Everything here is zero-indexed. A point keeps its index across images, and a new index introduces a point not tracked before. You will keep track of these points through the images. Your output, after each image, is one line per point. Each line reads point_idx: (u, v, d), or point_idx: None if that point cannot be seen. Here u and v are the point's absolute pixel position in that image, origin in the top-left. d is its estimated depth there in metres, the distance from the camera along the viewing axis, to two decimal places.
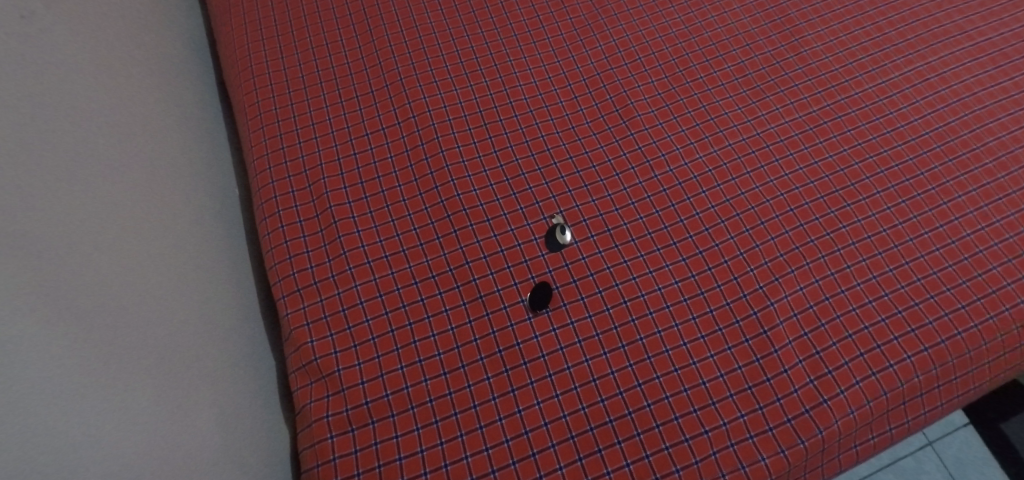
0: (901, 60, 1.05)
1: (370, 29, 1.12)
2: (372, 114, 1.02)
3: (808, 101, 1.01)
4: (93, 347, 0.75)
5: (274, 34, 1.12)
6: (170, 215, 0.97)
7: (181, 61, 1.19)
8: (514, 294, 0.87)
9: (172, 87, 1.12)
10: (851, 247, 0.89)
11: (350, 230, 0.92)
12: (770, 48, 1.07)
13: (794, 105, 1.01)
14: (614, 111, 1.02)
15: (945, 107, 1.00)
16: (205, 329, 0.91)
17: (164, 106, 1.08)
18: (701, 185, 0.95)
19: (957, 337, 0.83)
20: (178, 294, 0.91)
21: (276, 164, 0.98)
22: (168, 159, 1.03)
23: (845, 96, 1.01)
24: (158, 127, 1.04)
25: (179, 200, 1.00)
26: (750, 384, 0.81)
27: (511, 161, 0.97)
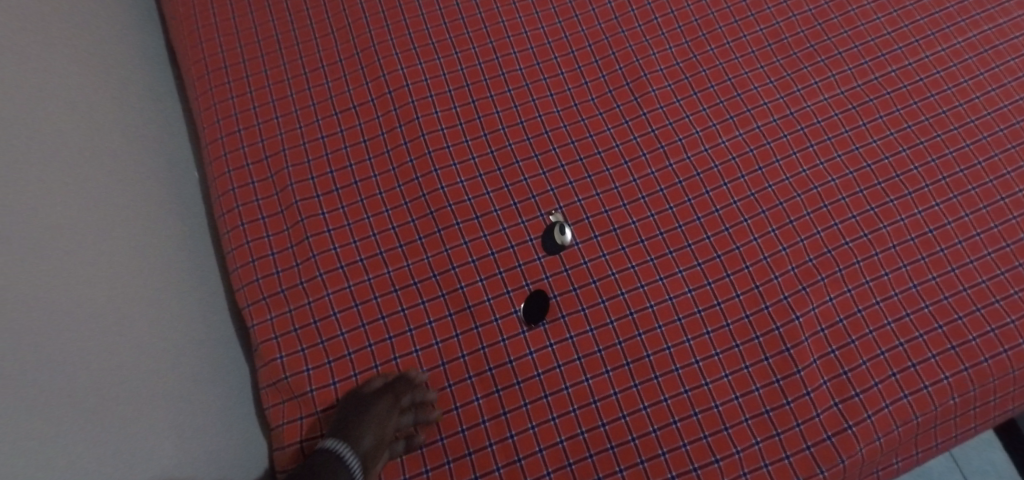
0: (966, 23, 0.90)
1: None
2: (341, 88, 0.89)
3: (853, 72, 0.88)
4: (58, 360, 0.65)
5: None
6: (134, 197, 0.85)
7: (124, 6, 1.02)
8: (507, 304, 0.77)
9: (114, 39, 0.96)
10: (891, 250, 0.78)
11: (320, 230, 0.80)
12: (811, 6, 0.93)
13: (836, 77, 0.88)
14: (623, 85, 0.89)
15: (1013, 81, 0.86)
16: (180, 330, 0.82)
17: (109, 63, 0.92)
18: (722, 176, 0.83)
19: (1002, 355, 0.73)
20: (151, 288, 0.80)
21: (233, 149, 0.85)
22: (125, 130, 0.88)
23: (897, 67, 0.88)
24: (110, 94, 0.89)
25: (141, 176, 0.88)
26: (767, 408, 0.73)
27: (503, 146, 0.85)
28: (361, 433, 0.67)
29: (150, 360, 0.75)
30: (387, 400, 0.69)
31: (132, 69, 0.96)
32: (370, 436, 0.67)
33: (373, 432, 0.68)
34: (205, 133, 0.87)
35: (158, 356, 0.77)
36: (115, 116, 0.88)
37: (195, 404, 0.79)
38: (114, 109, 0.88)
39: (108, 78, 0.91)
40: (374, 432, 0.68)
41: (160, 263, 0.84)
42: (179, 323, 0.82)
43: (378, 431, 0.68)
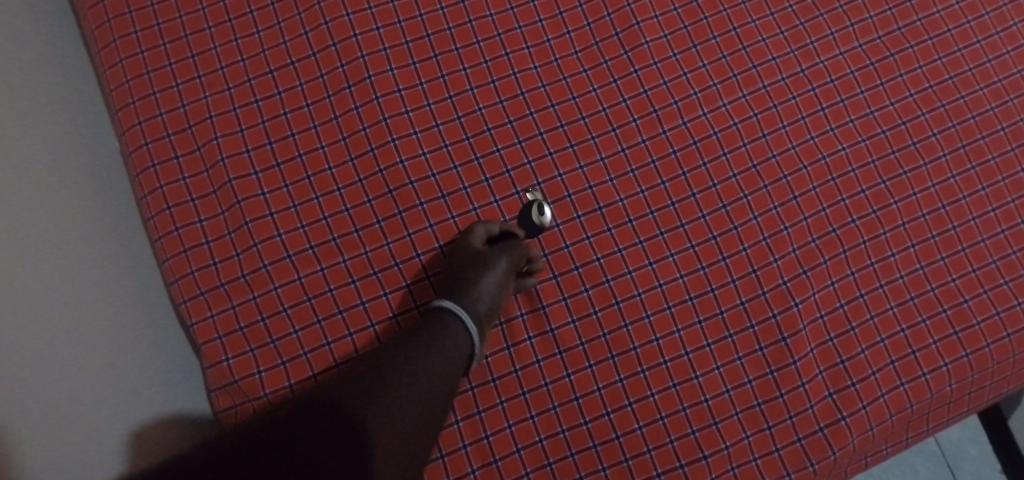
0: None
1: None
2: (274, 39, 0.73)
3: (874, 21, 0.77)
4: None
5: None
6: None
7: None
8: (513, 307, 0.70)
9: None
10: (900, 229, 0.72)
11: (260, 213, 0.69)
12: None
13: (855, 28, 0.77)
14: (611, 35, 0.76)
15: None
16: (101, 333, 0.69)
17: None
18: (721, 145, 0.73)
19: (1005, 340, 0.69)
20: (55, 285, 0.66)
21: (149, 117, 0.70)
22: None
23: (923, 16, 0.77)
24: None
25: None
26: (760, 401, 0.68)
27: (471, 111, 0.73)
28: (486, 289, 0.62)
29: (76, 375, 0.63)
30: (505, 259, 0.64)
31: None
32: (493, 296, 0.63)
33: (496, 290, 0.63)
34: (111, 95, 0.71)
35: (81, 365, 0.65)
36: None
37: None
38: None
39: None
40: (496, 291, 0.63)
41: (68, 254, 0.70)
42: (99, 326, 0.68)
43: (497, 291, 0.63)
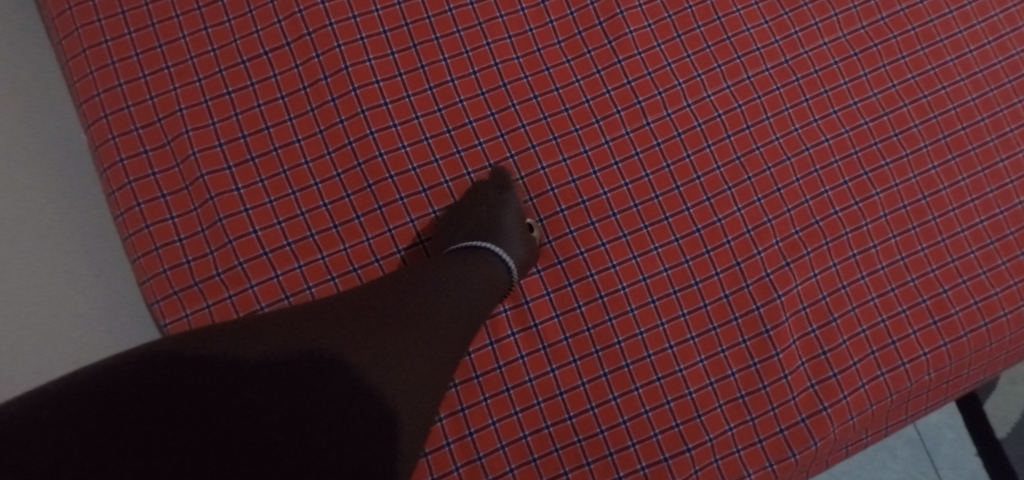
0: None
1: None
2: (247, 28, 0.70)
3: (857, 11, 0.76)
4: None
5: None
6: None
7: None
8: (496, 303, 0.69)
9: None
10: (881, 220, 0.72)
11: (235, 209, 0.66)
12: None
13: (838, 17, 0.76)
14: (594, 25, 0.74)
15: None
16: None
17: None
18: (706, 136, 0.72)
19: (982, 328, 0.70)
20: None
21: (114, 109, 0.67)
22: None
23: (906, 5, 0.77)
24: None
25: None
26: (743, 393, 0.68)
27: (452, 103, 0.71)
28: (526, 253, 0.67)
29: None
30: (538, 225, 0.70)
31: None
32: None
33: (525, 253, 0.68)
34: (75, 87, 0.69)
35: None
36: None
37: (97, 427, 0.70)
38: None
39: None
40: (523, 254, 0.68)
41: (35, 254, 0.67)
42: None
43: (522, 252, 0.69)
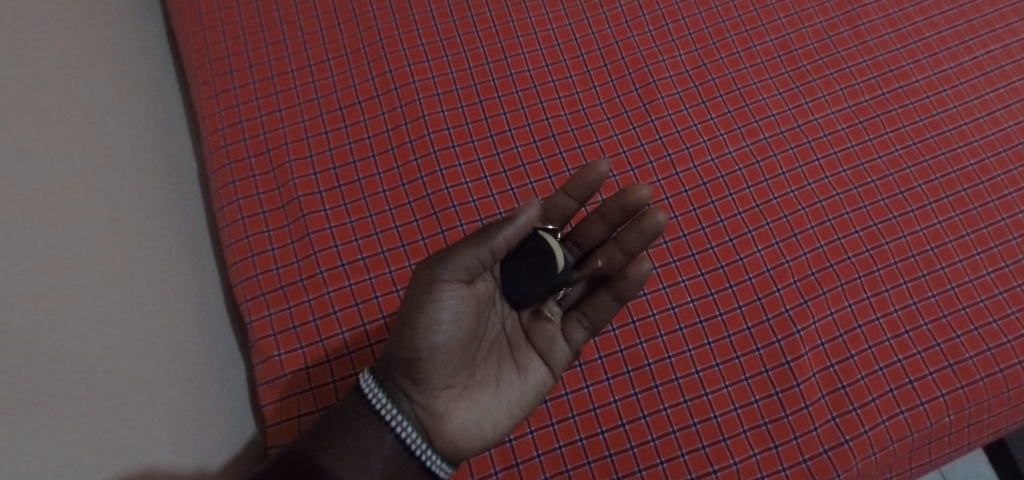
0: (1004, 30, 0.86)
1: None
2: (346, 83, 0.84)
3: (878, 81, 0.84)
4: (47, 334, 0.59)
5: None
6: (120, 183, 0.77)
7: None
8: None
9: (101, 19, 0.88)
10: (892, 267, 0.77)
11: (321, 226, 0.77)
12: (851, 8, 0.88)
13: (860, 85, 0.84)
14: (631, 91, 0.84)
15: None
16: (166, 326, 0.73)
17: (100, 47, 0.85)
18: (728, 187, 0.80)
19: (998, 374, 0.73)
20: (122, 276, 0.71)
21: (234, 141, 0.81)
22: (118, 109, 0.82)
23: (923, 76, 0.84)
24: (103, 78, 0.83)
25: (132, 165, 0.81)
26: (766, 420, 0.73)
27: (509, 148, 0.80)
28: (440, 295, 0.66)
29: (127, 358, 0.66)
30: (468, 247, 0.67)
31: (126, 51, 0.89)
32: (461, 300, 0.68)
33: (459, 289, 0.67)
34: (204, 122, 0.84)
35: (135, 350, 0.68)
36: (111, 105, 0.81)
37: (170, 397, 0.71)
38: (110, 89, 0.83)
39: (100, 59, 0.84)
40: (461, 295, 0.68)
41: (155, 256, 0.77)
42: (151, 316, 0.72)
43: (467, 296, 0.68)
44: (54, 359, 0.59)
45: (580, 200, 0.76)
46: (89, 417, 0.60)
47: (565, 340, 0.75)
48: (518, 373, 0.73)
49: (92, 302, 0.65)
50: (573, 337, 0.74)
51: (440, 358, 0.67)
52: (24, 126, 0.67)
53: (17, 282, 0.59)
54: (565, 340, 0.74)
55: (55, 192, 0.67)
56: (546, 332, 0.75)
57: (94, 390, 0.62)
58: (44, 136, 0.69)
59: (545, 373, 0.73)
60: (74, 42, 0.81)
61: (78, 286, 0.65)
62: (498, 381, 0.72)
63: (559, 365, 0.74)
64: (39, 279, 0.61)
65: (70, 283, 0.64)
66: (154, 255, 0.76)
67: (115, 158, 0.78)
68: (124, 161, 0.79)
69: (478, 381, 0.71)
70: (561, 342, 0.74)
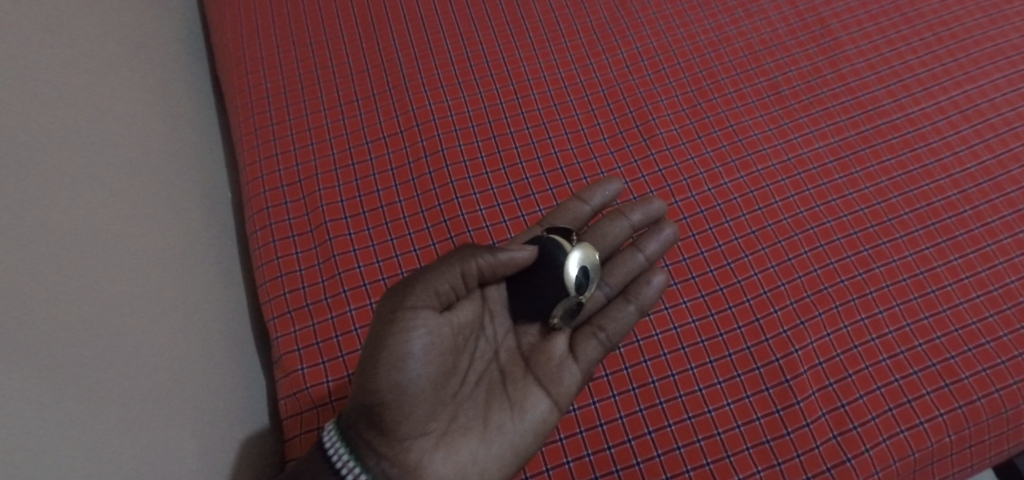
0: (1003, 62, 0.89)
1: (370, 13, 0.98)
2: (373, 119, 0.90)
3: (875, 112, 0.87)
4: (107, 338, 0.63)
5: (268, 14, 0.98)
6: (172, 208, 0.83)
7: (173, 29, 1.03)
8: None
9: (161, 59, 0.95)
10: (884, 290, 0.79)
11: (346, 249, 0.82)
12: (853, 47, 0.91)
13: (861, 116, 0.87)
14: (632, 127, 0.88)
15: None
16: (201, 342, 0.77)
17: (161, 85, 0.92)
18: (724, 214, 0.83)
19: (995, 394, 0.74)
20: (170, 292, 0.75)
21: (271, 172, 0.87)
22: (170, 143, 0.89)
23: (916, 108, 0.87)
24: (162, 112, 0.90)
25: (183, 192, 0.87)
26: (768, 437, 0.73)
27: (520, 179, 0.85)
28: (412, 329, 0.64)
29: (170, 367, 0.70)
30: (440, 275, 0.67)
31: (179, 89, 0.96)
32: (428, 335, 0.65)
33: (432, 323, 0.65)
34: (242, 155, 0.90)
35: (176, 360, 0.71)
36: (165, 138, 0.88)
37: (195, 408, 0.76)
38: (165, 123, 0.90)
39: (158, 95, 0.91)
40: (435, 329, 0.66)
41: (196, 277, 0.81)
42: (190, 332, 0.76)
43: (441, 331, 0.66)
44: (113, 362, 0.63)
45: (596, 206, 0.81)
46: (143, 417, 0.64)
47: (574, 362, 0.75)
48: (504, 413, 0.72)
49: (142, 314, 0.69)
50: (586, 353, 0.75)
51: (413, 401, 0.64)
52: (92, 151, 0.73)
53: (80, 289, 0.63)
54: (576, 361, 0.75)
55: (116, 212, 0.73)
56: (553, 356, 0.76)
57: (145, 392, 0.65)
58: (109, 163, 0.75)
59: (551, 406, 0.73)
60: (140, 84, 0.88)
61: (132, 296, 0.69)
62: (482, 422, 0.71)
63: (565, 395, 0.73)
64: (99, 286, 0.65)
65: (125, 293, 0.68)
66: (196, 275, 0.81)
67: (169, 185, 0.84)
68: (176, 188, 0.85)
69: (458, 426, 0.69)
70: (570, 365, 0.75)
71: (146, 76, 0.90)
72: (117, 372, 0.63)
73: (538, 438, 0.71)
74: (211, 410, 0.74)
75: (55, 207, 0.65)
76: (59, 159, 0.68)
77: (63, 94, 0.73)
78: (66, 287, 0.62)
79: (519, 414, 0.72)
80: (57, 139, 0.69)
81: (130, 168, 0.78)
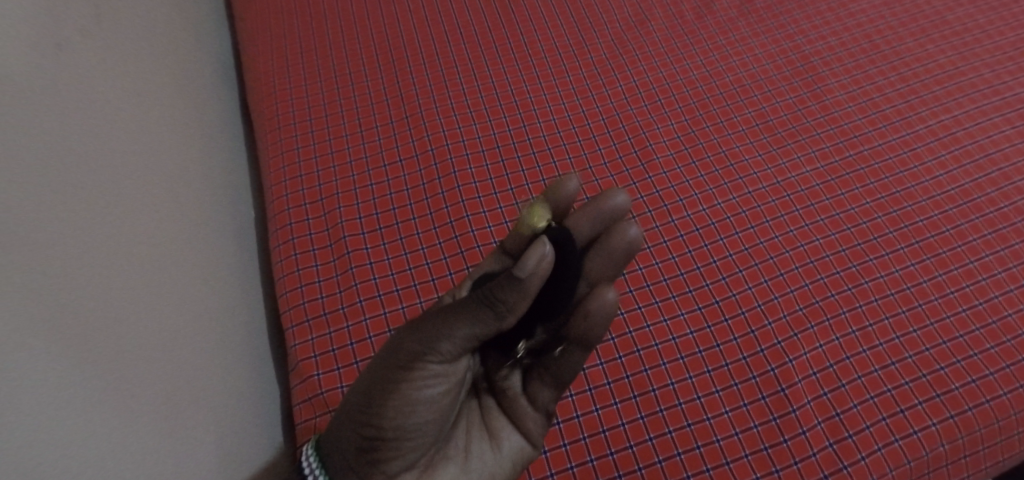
0: (977, 94, 0.96)
1: (391, 48, 1.06)
2: (391, 144, 0.96)
3: (859, 139, 0.93)
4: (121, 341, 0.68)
5: (296, 49, 1.06)
6: (198, 227, 0.89)
7: (209, 62, 1.11)
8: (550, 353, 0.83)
9: (197, 90, 1.03)
10: (873, 304, 0.83)
11: (363, 262, 0.87)
12: (835, 80, 0.98)
13: (845, 143, 0.93)
14: (631, 152, 0.94)
15: (1013, 148, 0.91)
16: (209, 354, 0.82)
17: (196, 114, 1.00)
18: (719, 232, 0.88)
19: (985, 405, 0.77)
20: (183, 305, 0.81)
21: (294, 191, 0.93)
22: (202, 167, 0.95)
23: (897, 135, 0.93)
24: (196, 139, 0.97)
25: (210, 214, 0.93)
26: (766, 445, 0.75)
27: (527, 198, 0.91)
28: (421, 377, 0.64)
29: (176, 375, 0.75)
30: (459, 326, 0.62)
31: (212, 118, 1.04)
32: (433, 380, 0.65)
33: (442, 369, 0.65)
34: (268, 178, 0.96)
35: (183, 370, 0.76)
36: (198, 162, 0.95)
37: (216, 409, 0.80)
38: (198, 149, 0.97)
39: (194, 123, 0.98)
40: (443, 375, 0.66)
41: (210, 292, 0.87)
42: (199, 343, 0.81)
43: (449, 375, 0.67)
44: (126, 365, 0.68)
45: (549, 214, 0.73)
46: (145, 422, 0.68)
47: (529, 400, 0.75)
48: (483, 443, 0.74)
49: (152, 324, 0.75)
50: (540, 396, 0.74)
51: (409, 438, 0.66)
52: (131, 171, 0.80)
53: (104, 294, 0.68)
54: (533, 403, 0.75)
55: (145, 227, 0.79)
56: (511, 393, 0.75)
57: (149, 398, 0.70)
58: (145, 182, 0.81)
59: (519, 441, 0.75)
60: (179, 113, 0.95)
61: (147, 306, 0.74)
62: (464, 452, 0.73)
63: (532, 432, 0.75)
64: (122, 293, 0.71)
65: (140, 303, 0.73)
66: (209, 293, 0.87)
67: (197, 206, 0.91)
68: (204, 210, 0.92)
69: (442, 456, 0.71)
70: (525, 403, 0.75)
71: (184, 105, 0.97)
72: (129, 375, 0.68)
73: (516, 469, 0.74)
74: (214, 421, 0.79)
75: (93, 217, 0.71)
76: (102, 174, 0.74)
77: (111, 118, 0.79)
78: (93, 290, 0.67)
79: (498, 444, 0.74)
80: (101, 156, 0.76)
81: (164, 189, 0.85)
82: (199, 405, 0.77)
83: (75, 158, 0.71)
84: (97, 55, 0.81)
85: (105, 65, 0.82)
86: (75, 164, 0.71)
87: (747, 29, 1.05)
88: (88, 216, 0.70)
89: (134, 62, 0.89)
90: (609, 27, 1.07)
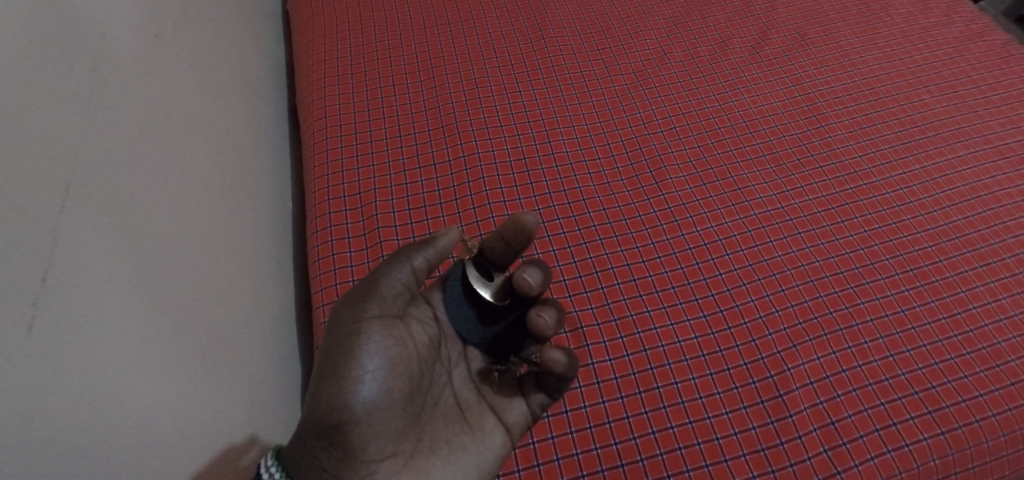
0: (969, 142, 1.04)
1: (431, 68, 1.15)
2: (426, 149, 1.05)
3: (858, 174, 1.01)
4: (164, 299, 0.74)
5: (345, 63, 1.16)
6: (243, 213, 0.96)
7: (265, 72, 1.21)
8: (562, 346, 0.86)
9: (255, 93, 1.13)
10: (869, 323, 0.87)
11: (393, 251, 0.94)
12: (837, 121, 1.07)
13: (845, 177, 1.00)
14: (646, 172, 1.02)
15: (999, 190, 0.99)
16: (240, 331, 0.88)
17: (252, 114, 1.09)
18: (725, 248, 0.94)
19: (974, 424, 0.81)
20: (224, 280, 0.87)
21: (335, 186, 1.01)
22: (252, 161, 1.04)
23: (895, 174, 1.00)
24: (250, 136, 1.06)
25: (255, 203, 1.01)
26: (763, 446, 0.79)
27: (548, 206, 0.99)
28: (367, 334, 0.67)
29: (210, 343, 0.81)
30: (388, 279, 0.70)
31: (265, 120, 1.13)
32: (386, 338, 0.68)
33: (389, 331, 0.69)
34: (311, 176, 1.05)
35: (217, 340, 0.82)
36: (250, 157, 1.03)
37: (244, 377, 0.86)
38: (251, 145, 1.05)
39: (249, 121, 1.07)
40: (396, 339, 0.69)
41: (248, 274, 0.93)
42: (232, 319, 0.87)
43: (405, 342, 0.70)
44: (167, 322, 0.74)
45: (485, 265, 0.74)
46: (179, 379, 0.74)
47: (523, 403, 0.78)
48: (466, 436, 0.75)
49: (197, 291, 0.81)
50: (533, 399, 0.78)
51: (373, 403, 0.66)
52: (191, 152, 0.88)
53: (154, 256, 0.75)
54: (524, 403, 0.78)
55: (198, 202, 0.86)
56: (502, 392, 0.78)
57: (184, 356, 0.75)
58: (201, 162, 0.89)
59: (503, 440, 0.77)
60: (238, 110, 1.05)
61: (193, 273, 0.81)
62: (446, 445, 0.73)
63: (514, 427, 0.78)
64: (169, 256, 0.77)
65: (187, 269, 0.80)
66: (246, 275, 0.93)
67: (244, 194, 0.98)
68: (249, 198, 0.99)
69: (424, 447, 0.72)
70: (518, 406, 0.78)
71: (242, 106, 1.07)
72: (167, 332, 0.74)
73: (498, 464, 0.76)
74: (239, 393, 0.85)
75: (154, 186, 0.78)
76: (165, 149, 0.82)
77: (177, 103, 0.88)
78: (143, 250, 0.74)
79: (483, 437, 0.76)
80: (169, 137, 0.84)
81: (218, 174, 0.93)
82: (227, 374, 0.83)
83: (144, 133, 0.79)
84: (174, 50, 0.91)
85: (179, 60, 0.91)
86: (143, 137, 0.79)
87: (758, 71, 1.14)
88: (149, 184, 0.78)
89: (206, 63, 0.99)
90: (630, 61, 1.17)
